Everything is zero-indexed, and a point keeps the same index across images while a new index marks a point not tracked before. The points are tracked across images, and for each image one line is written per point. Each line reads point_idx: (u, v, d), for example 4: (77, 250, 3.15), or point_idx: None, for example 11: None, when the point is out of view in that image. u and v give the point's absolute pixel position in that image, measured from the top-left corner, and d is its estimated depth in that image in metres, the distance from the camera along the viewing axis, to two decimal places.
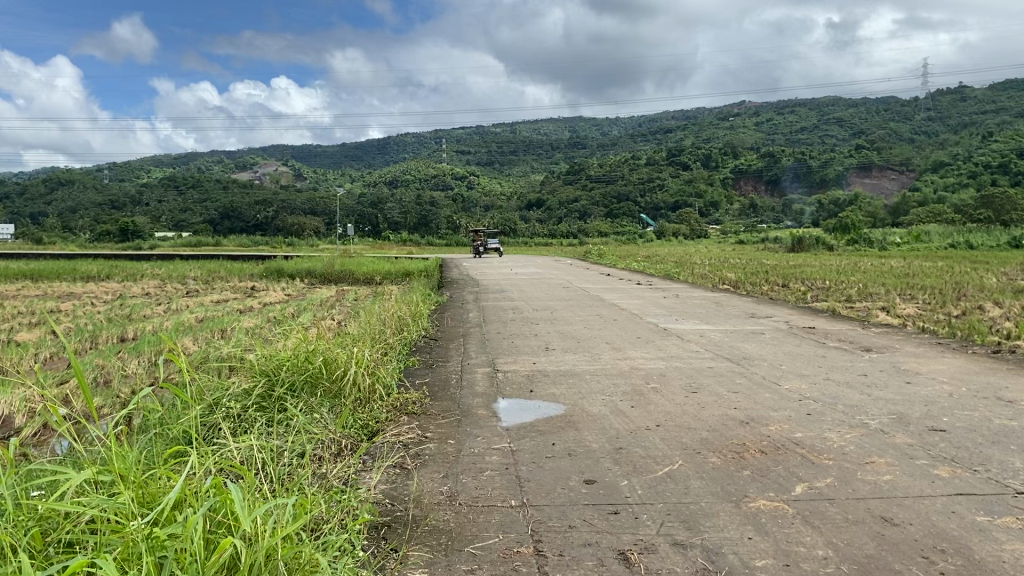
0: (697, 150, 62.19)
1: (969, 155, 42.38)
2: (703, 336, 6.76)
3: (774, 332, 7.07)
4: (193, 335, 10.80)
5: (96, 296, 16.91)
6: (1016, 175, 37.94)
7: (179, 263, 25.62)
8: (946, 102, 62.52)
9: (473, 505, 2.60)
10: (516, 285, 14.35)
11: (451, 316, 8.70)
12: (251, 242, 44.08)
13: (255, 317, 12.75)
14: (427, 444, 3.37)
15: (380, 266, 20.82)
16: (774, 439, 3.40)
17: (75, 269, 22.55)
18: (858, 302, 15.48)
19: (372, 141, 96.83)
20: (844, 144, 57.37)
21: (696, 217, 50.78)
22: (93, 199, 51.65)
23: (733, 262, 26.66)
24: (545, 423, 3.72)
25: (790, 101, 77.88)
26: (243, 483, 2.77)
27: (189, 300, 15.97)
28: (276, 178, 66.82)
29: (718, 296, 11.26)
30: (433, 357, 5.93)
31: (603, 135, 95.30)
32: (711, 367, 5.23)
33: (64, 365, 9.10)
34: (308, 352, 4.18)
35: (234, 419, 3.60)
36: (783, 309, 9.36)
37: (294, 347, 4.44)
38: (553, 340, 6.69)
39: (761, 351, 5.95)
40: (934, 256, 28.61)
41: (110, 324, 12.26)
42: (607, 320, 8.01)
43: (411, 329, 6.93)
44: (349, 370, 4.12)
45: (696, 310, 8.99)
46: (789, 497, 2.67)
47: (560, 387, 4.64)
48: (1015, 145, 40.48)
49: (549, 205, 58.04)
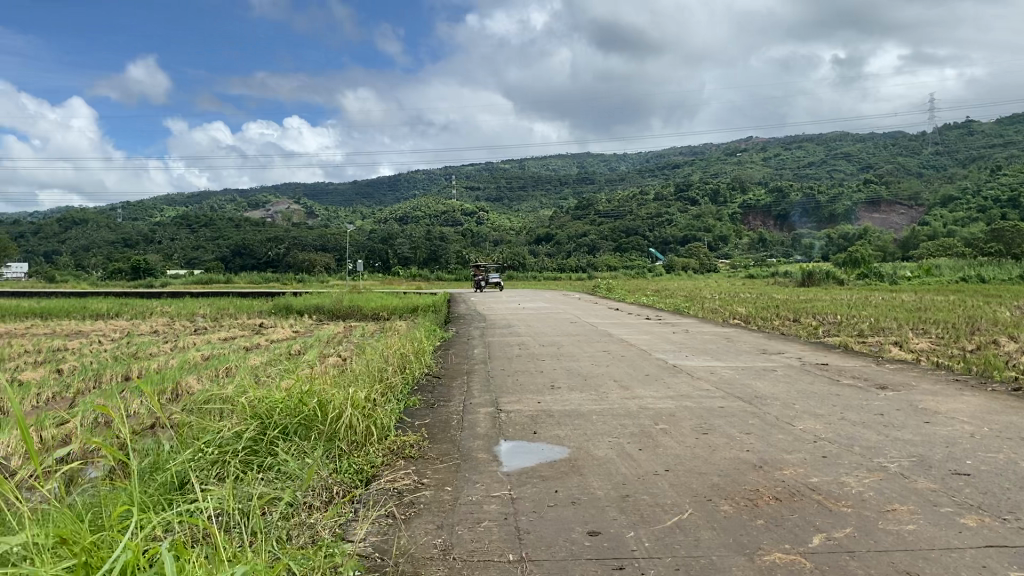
0: (705, 185, 62.36)
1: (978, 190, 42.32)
2: (713, 374, 6.59)
3: (786, 369, 6.89)
4: (196, 374, 10.68)
5: (103, 334, 16.87)
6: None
7: (190, 300, 25.66)
8: (954, 136, 62.62)
9: (468, 561, 2.44)
10: (524, 320, 14.23)
11: (457, 352, 8.55)
12: (261, 278, 44.27)
13: (261, 355, 12.64)
14: (423, 492, 3.22)
15: (388, 302, 20.77)
16: (789, 484, 3.23)
17: (85, 306, 22.59)
18: (869, 337, 15.26)
19: (383, 180, 97.65)
20: (852, 178, 57.40)
21: (705, 251, 50.73)
22: (107, 236, 52.09)
23: (743, 297, 26.49)
24: (547, 469, 3.56)
25: (797, 137, 78.18)
26: (219, 537, 2.62)
27: (196, 337, 15.92)
28: (287, 215, 67.33)
29: (728, 331, 11.09)
30: (435, 396, 5.78)
31: (611, 171, 95.73)
32: (722, 406, 5.06)
33: (66, 404, 9.03)
34: (302, 394, 4.05)
35: (221, 465, 3.46)
36: (794, 345, 9.18)
37: (289, 388, 4.31)
38: (559, 377, 6.54)
39: (773, 389, 5.77)
40: (945, 289, 28.37)
41: (116, 363, 12.19)
42: (615, 357, 7.85)
43: (413, 367, 6.78)
44: (343, 412, 3.98)
45: (705, 346, 8.82)
46: (806, 549, 2.49)
47: (565, 428, 4.48)
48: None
49: (558, 240, 58.17)
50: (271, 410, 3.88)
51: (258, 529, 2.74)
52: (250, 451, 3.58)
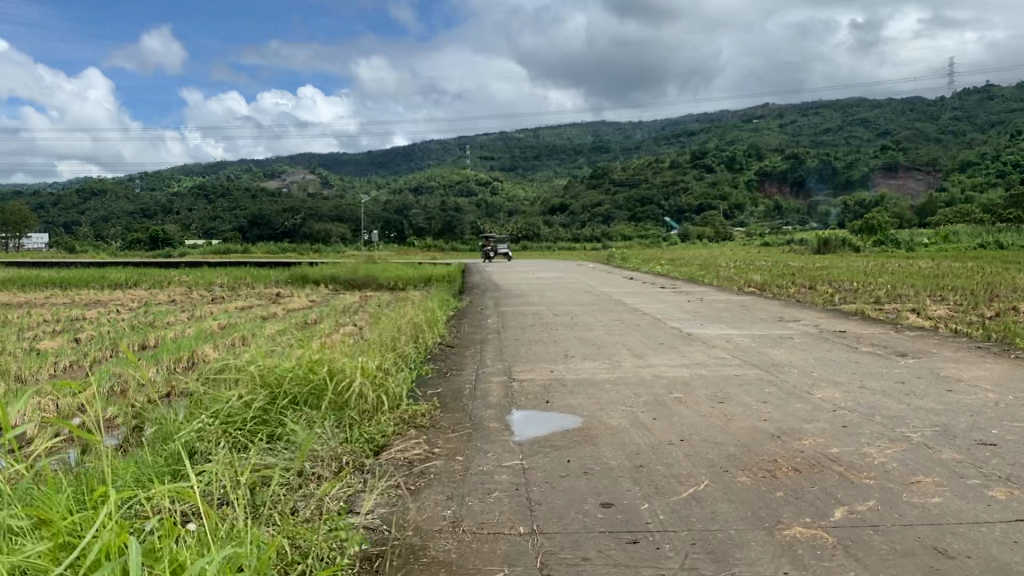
0: (722, 152, 61.72)
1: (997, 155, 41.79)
2: (729, 342, 6.48)
3: (804, 336, 6.76)
4: (212, 343, 10.70)
5: (121, 304, 16.94)
6: None
7: (205, 270, 25.74)
8: (975, 100, 61.49)
9: (479, 533, 2.37)
10: (538, 289, 14.15)
11: (469, 322, 8.48)
12: (277, 248, 44.43)
13: (276, 324, 12.65)
14: (433, 462, 3.15)
15: (403, 272, 20.74)
16: (808, 454, 3.14)
17: (103, 276, 22.71)
18: (887, 304, 15.06)
19: (397, 150, 97.36)
20: (870, 144, 56.60)
21: (721, 220, 50.35)
22: (123, 207, 52.38)
23: (759, 264, 26.26)
24: (560, 438, 3.48)
25: (815, 103, 77.07)
26: (223, 508, 2.57)
27: (212, 306, 15.97)
28: (302, 185, 67.33)
29: (744, 299, 10.95)
30: (447, 364, 5.72)
31: (626, 139, 94.89)
32: (738, 375, 4.97)
33: (83, 373, 9.08)
34: (312, 363, 3.99)
35: (230, 435, 3.41)
36: (812, 312, 9.04)
37: (298, 357, 4.26)
38: (573, 346, 6.46)
39: (790, 357, 5.66)
40: (964, 256, 28.02)
41: (132, 332, 12.24)
42: (630, 325, 7.75)
43: (426, 335, 6.72)
44: (354, 380, 3.93)
45: (721, 314, 8.69)
46: (828, 523, 2.41)
47: (578, 397, 4.41)
48: None
49: (572, 209, 57.91)
50: (281, 377, 3.85)
51: (262, 499, 2.70)
52: (259, 420, 3.55)
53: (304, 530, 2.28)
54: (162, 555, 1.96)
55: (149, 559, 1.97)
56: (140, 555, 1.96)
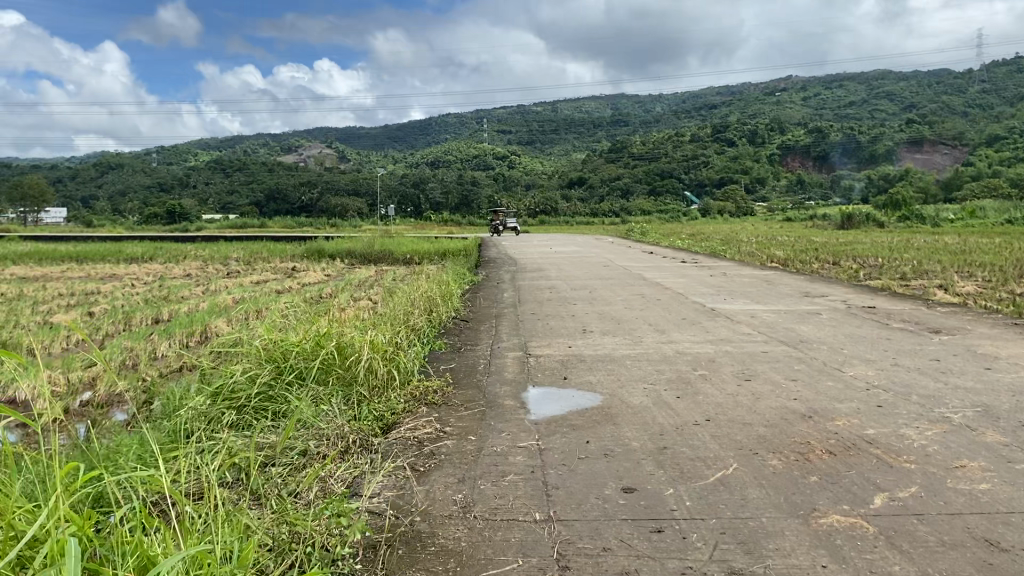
0: (743, 126, 60.90)
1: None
2: (754, 317, 6.28)
3: (832, 312, 6.54)
4: (226, 317, 10.66)
5: (137, 278, 16.92)
6: None
7: (223, 244, 25.71)
8: (1003, 73, 60.17)
9: (492, 520, 2.22)
10: (556, 263, 13.94)
11: (485, 296, 8.31)
12: (295, 222, 44.41)
13: (291, 298, 12.57)
14: (444, 442, 3.00)
15: (419, 246, 20.57)
16: (842, 436, 2.96)
17: (121, 250, 22.74)
18: (913, 280, 14.74)
19: (414, 125, 96.93)
20: (894, 118, 55.58)
21: (742, 194, 49.71)
22: (142, 181, 52.51)
23: (780, 240, 25.91)
24: (579, 416, 3.32)
25: (839, 77, 75.72)
26: (216, 496, 2.43)
27: (229, 280, 15.94)
28: (319, 160, 67.22)
29: (767, 274, 10.70)
30: (462, 339, 5.56)
31: (646, 112, 93.79)
32: (765, 351, 4.78)
33: (95, 347, 9.06)
34: (320, 337, 3.87)
35: (232, 416, 3.30)
36: (837, 287, 8.80)
37: (306, 331, 4.13)
38: (592, 321, 6.28)
39: (819, 333, 5.45)
40: (990, 232, 27.44)
41: (146, 305, 12.22)
42: (650, 300, 7.56)
43: (441, 310, 6.57)
44: (363, 354, 3.80)
45: (745, 289, 8.47)
46: (868, 511, 2.23)
47: (598, 373, 4.24)
48: None
49: (591, 183, 57.44)
50: (286, 352, 3.73)
51: (258, 484, 2.58)
52: (265, 398, 3.44)
53: (297, 513, 2.15)
54: (134, 548, 1.83)
55: (120, 553, 1.83)
56: (113, 552, 1.83)
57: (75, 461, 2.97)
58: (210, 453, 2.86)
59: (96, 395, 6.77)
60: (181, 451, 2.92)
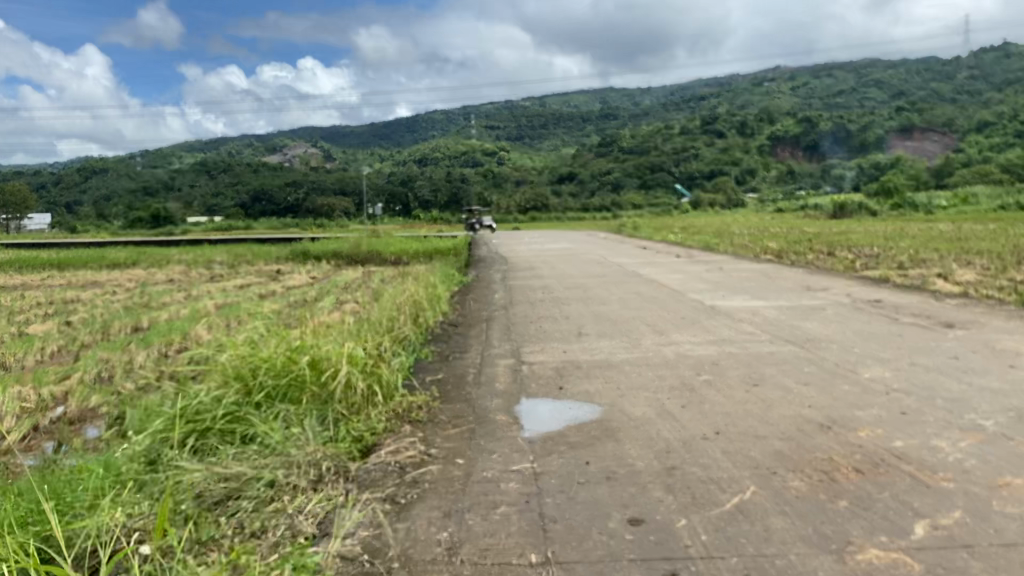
0: (731, 117, 60.68)
1: (1015, 116, 40.88)
2: (756, 315, 6.00)
3: (836, 307, 6.28)
4: (207, 323, 10.32)
5: (120, 284, 16.55)
6: None
7: (208, 248, 25.27)
8: (990, 59, 60.19)
9: (483, 564, 1.94)
10: (547, 260, 13.65)
11: (475, 298, 8.00)
12: (284, 224, 43.93)
13: (277, 302, 12.24)
14: (428, 467, 2.73)
15: (408, 245, 20.22)
16: (869, 450, 2.69)
17: (104, 256, 22.28)
18: (910, 270, 14.48)
19: (403, 123, 96.37)
20: (883, 106, 55.43)
21: (732, 185, 49.44)
22: (128, 185, 51.77)
23: (772, 231, 25.66)
24: (579, 433, 3.05)
25: (827, 66, 75.59)
26: (157, 553, 2.17)
27: (213, 285, 15.59)
28: (307, 160, 66.68)
29: (765, 268, 10.41)
30: (451, 347, 5.27)
31: (635, 105, 93.46)
32: (772, 353, 4.50)
33: (70, 358, 8.74)
34: (293, 352, 3.61)
35: (195, 447, 3.05)
36: (839, 280, 8.52)
37: (277, 343, 3.87)
38: (587, 322, 5.99)
39: (826, 331, 5.17)
40: (983, 218, 27.25)
41: (126, 313, 11.88)
42: (646, 299, 7.26)
43: (428, 314, 6.27)
44: (340, 369, 3.54)
45: (743, 284, 8.19)
46: (910, 543, 1.96)
47: (596, 381, 3.97)
48: None
49: (581, 178, 57.07)
50: (256, 367, 3.50)
51: (215, 524, 2.35)
52: (232, 419, 3.21)
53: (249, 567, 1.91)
54: None
55: None
56: None
57: (22, 507, 2.73)
58: (162, 494, 2.61)
59: (66, 412, 6.41)
60: (132, 492, 2.67)
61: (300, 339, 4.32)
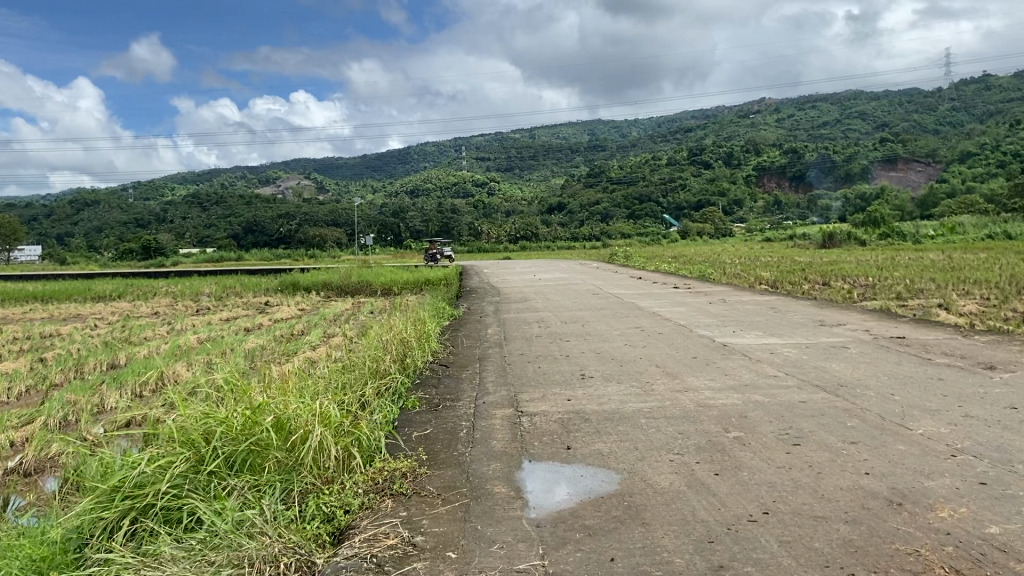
0: (718, 148, 61.04)
1: (997, 146, 41.39)
2: (775, 354, 5.48)
3: (859, 346, 5.77)
4: (185, 361, 9.72)
5: (100, 318, 15.95)
6: None
7: (196, 279, 24.70)
8: (971, 91, 61.10)
9: None
10: (541, 291, 13.20)
11: (467, 334, 7.45)
12: (274, 254, 43.44)
13: (259, 337, 11.65)
14: (414, 567, 2.18)
15: (399, 275, 19.74)
16: (964, 542, 2.15)
17: (88, 288, 21.64)
18: (911, 300, 14.09)
19: (393, 155, 96.61)
20: (868, 137, 55.85)
21: (720, 216, 49.16)
22: (118, 216, 51.23)
23: (765, 260, 25.39)
24: (598, 515, 2.51)
25: (812, 98, 76.48)
26: None
27: (197, 318, 15.02)
28: (298, 192, 66.39)
29: (770, 301, 9.93)
30: (439, 393, 4.70)
31: (623, 136, 94.09)
32: (805, 403, 3.97)
33: (38, 398, 8.16)
34: (256, 413, 3.07)
35: (131, 537, 2.52)
36: (853, 314, 8.05)
37: (235, 403, 3.29)
38: (590, 363, 5.47)
39: (858, 375, 4.64)
40: (972, 246, 27.18)
41: (104, 349, 11.29)
42: (651, 335, 6.74)
43: (416, 354, 5.71)
44: (311, 429, 3.01)
45: (751, 319, 7.68)
46: None
47: (611, 439, 3.42)
48: None
49: (570, 208, 56.68)
50: (213, 427, 2.98)
51: None
52: (185, 493, 2.69)
53: None
54: None
55: None
56: None
57: None
58: None
59: (22, 462, 5.77)
60: None
61: (264, 391, 3.76)
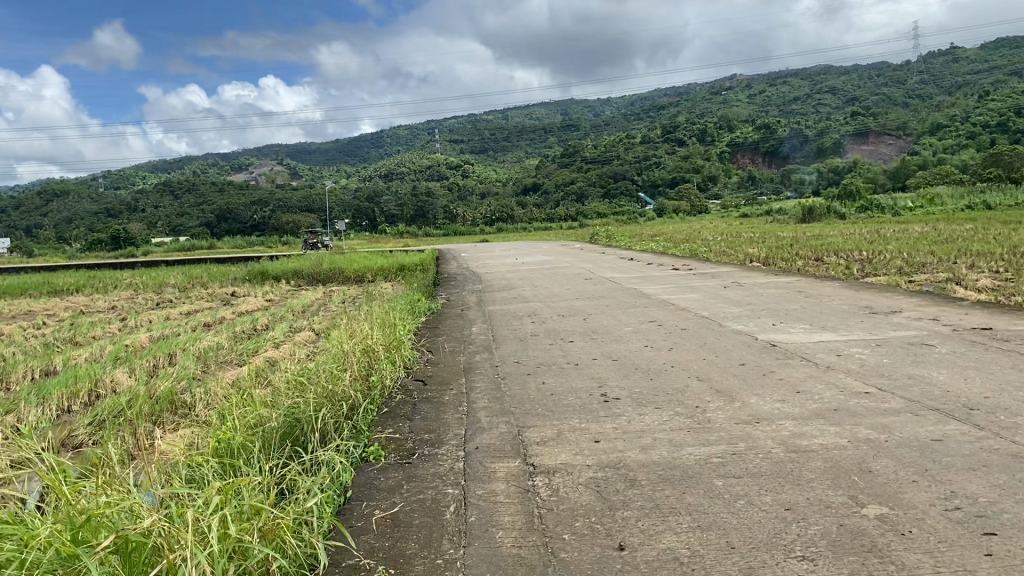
0: (692, 126, 60.22)
1: (967, 116, 40.39)
2: (846, 357, 4.29)
3: (947, 343, 4.57)
4: (127, 366, 8.24)
5: (49, 315, 14.39)
6: (1016, 133, 35.99)
7: (160, 269, 23.17)
8: (939, 64, 60.61)
9: None
10: (526, 278, 11.98)
11: (449, 335, 6.16)
12: (246, 242, 41.90)
13: (216, 335, 10.24)
14: None
15: (372, 261, 18.43)
16: None
17: (43, 282, 19.99)
18: (918, 275, 12.96)
19: (365, 140, 94.71)
20: (839, 111, 55.09)
21: (696, 192, 48.22)
22: (88, 207, 49.24)
23: (748, 237, 24.34)
24: None
25: (782, 73, 75.74)
26: None
27: (153, 313, 13.58)
28: (270, 177, 64.57)
29: (791, 282, 8.67)
30: (415, 429, 3.43)
31: (596, 116, 93.13)
32: (946, 442, 2.75)
33: None
34: (71, 535, 1.70)
35: None
36: (899, 296, 6.87)
37: (58, 504, 1.92)
38: (610, 376, 4.21)
39: (979, 391, 3.43)
40: (956, 218, 26.30)
41: (39, 353, 9.83)
42: (675, 331, 5.51)
43: (383, 370, 4.40)
44: (184, 539, 1.71)
45: (785, 307, 6.46)
46: None
47: (683, 525, 2.16)
48: (1015, 103, 38.43)
49: (545, 188, 55.07)
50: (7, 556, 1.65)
51: None
52: None
53: None
54: None
55: None
56: None
57: None
58: None
59: None
60: None
61: (126, 469, 2.38)
